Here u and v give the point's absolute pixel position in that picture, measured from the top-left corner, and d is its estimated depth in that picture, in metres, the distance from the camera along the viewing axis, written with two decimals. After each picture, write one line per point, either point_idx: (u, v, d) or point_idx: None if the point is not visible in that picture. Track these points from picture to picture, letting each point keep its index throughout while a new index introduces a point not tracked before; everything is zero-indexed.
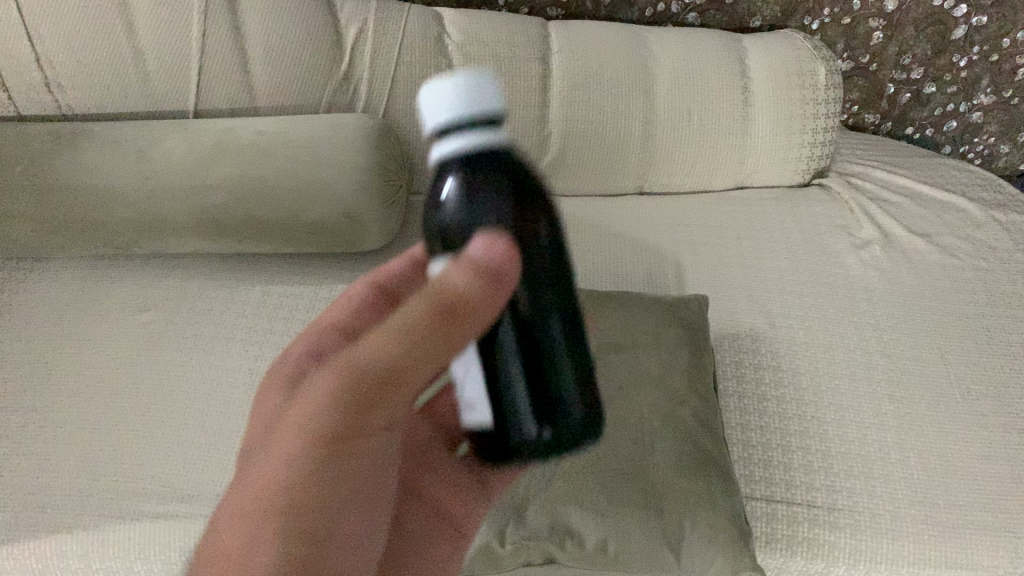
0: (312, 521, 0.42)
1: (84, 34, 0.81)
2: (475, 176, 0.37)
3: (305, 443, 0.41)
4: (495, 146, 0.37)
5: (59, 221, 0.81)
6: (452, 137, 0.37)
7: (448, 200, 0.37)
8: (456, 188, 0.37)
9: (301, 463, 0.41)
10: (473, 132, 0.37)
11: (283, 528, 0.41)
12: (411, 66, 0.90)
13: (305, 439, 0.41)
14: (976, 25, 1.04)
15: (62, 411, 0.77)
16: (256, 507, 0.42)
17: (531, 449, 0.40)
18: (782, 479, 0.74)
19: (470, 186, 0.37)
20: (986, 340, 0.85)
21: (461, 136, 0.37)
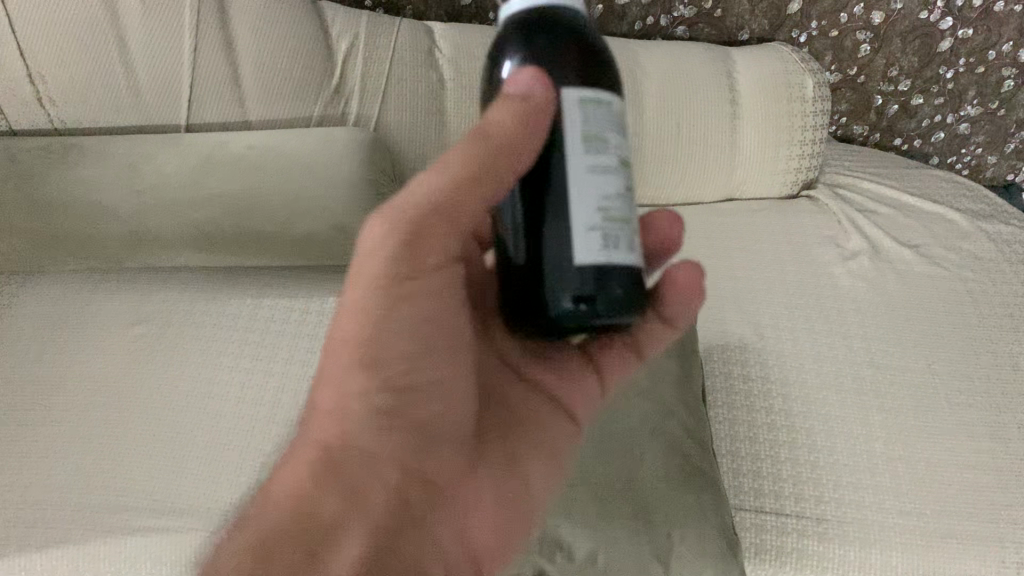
0: (391, 371, 0.46)
1: (75, 49, 0.81)
2: (535, 40, 0.39)
3: (379, 288, 0.44)
4: (555, 14, 0.40)
5: (50, 236, 0.81)
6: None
7: (510, 69, 0.40)
8: (517, 56, 0.40)
9: (376, 312, 0.45)
10: None
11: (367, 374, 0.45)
12: (402, 81, 0.93)
13: (379, 284, 0.44)
14: (962, 38, 1.06)
15: (52, 427, 0.77)
16: (346, 355, 0.45)
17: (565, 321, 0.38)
18: (771, 489, 0.75)
19: (529, 51, 0.39)
20: (973, 351, 0.86)
21: None
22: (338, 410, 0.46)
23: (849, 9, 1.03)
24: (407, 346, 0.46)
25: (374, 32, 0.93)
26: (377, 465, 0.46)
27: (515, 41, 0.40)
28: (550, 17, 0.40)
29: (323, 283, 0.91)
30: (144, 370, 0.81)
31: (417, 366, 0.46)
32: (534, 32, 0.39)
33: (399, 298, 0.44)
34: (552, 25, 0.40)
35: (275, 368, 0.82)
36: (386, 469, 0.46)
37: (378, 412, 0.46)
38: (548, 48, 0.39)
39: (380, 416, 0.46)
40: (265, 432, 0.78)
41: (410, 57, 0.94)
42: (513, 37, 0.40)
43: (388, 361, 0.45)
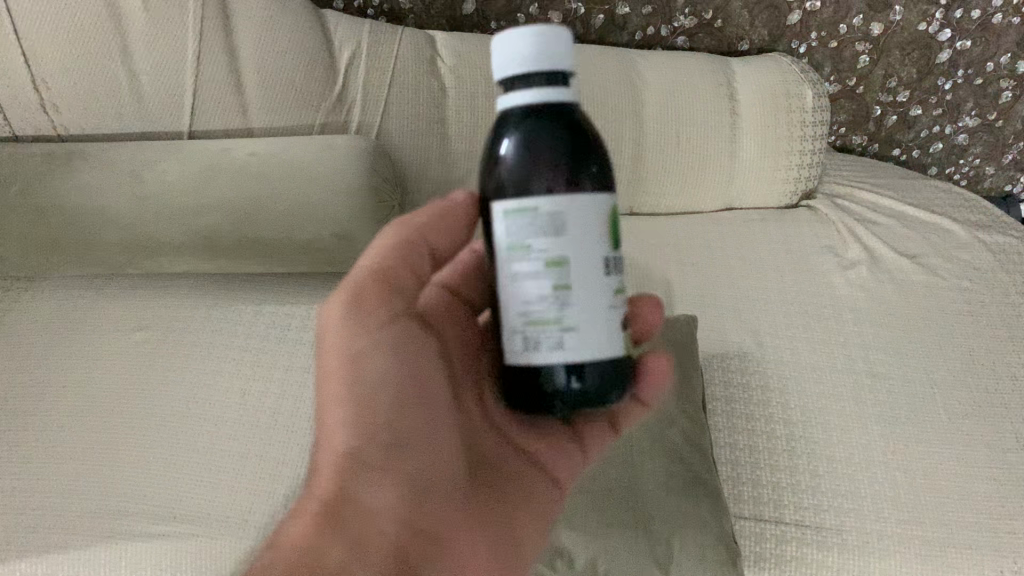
0: (374, 421, 0.46)
1: (79, 56, 0.81)
2: (532, 139, 0.39)
3: (349, 352, 0.46)
4: (553, 114, 0.40)
5: (54, 242, 0.82)
6: (519, 90, 0.40)
7: (505, 158, 0.40)
8: (514, 146, 0.39)
9: (352, 368, 0.46)
10: (536, 90, 0.40)
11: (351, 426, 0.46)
12: (404, 90, 0.93)
13: (348, 348, 0.46)
14: (960, 49, 1.06)
15: (53, 432, 0.78)
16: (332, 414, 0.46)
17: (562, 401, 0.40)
18: (770, 498, 0.76)
19: (527, 148, 0.39)
20: (971, 360, 0.86)
21: (530, 90, 0.40)
22: (330, 468, 0.46)
23: (848, 19, 1.04)
24: (384, 399, 0.46)
25: (377, 41, 0.93)
26: (374, 515, 0.46)
27: (517, 129, 0.40)
28: (551, 112, 0.40)
29: (325, 289, 0.91)
30: (145, 375, 0.81)
31: (398, 417, 0.47)
32: (538, 123, 0.39)
33: (368, 356, 0.46)
34: (555, 119, 0.40)
35: (277, 374, 0.83)
36: (382, 519, 0.46)
37: (368, 466, 0.46)
38: (543, 146, 0.39)
39: (372, 471, 0.46)
40: (267, 438, 0.78)
41: (412, 66, 0.94)
42: (515, 125, 0.40)
43: (367, 417, 0.46)
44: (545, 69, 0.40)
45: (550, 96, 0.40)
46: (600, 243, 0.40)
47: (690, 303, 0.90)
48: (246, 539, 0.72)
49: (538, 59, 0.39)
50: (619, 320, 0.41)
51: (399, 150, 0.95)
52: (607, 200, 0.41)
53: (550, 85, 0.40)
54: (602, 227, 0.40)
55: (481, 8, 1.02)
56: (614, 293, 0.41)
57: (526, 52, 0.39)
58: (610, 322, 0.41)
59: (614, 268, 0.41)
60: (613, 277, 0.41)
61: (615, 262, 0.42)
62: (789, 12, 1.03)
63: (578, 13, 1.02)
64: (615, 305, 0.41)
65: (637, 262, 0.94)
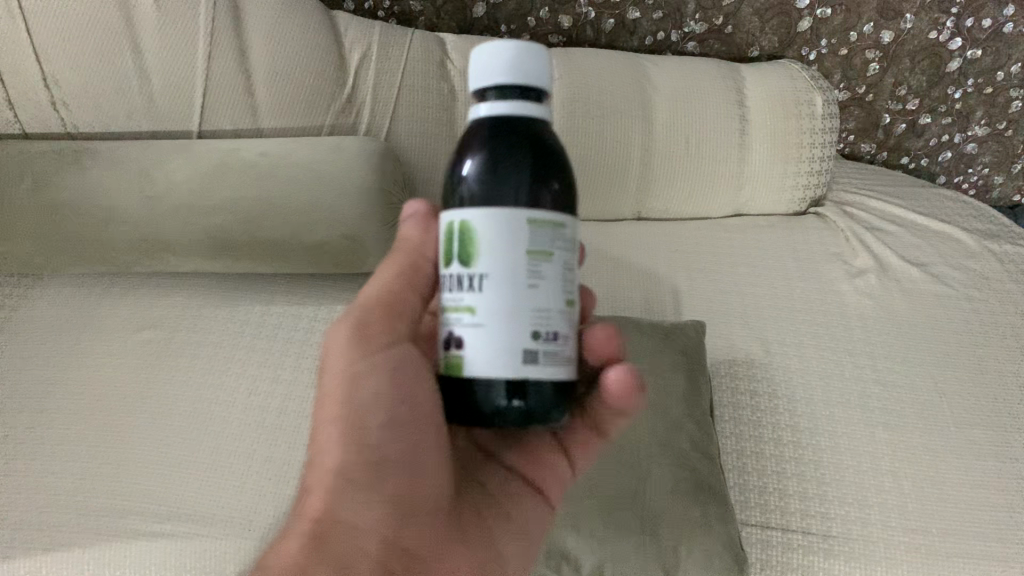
0: (361, 437, 0.47)
1: (90, 54, 0.82)
2: (497, 153, 0.39)
3: (342, 368, 0.48)
4: (520, 124, 0.39)
5: (63, 239, 0.82)
6: (492, 102, 0.40)
7: (468, 175, 0.39)
8: (477, 164, 0.39)
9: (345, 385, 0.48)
10: (508, 102, 0.40)
11: (342, 440, 0.48)
12: (414, 92, 0.93)
13: (342, 365, 0.48)
14: (970, 59, 1.06)
15: (59, 429, 0.78)
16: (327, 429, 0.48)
17: (501, 422, 0.38)
18: (777, 505, 0.76)
19: (493, 162, 0.39)
20: (979, 370, 0.86)
21: (499, 103, 0.40)
22: (322, 483, 0.48)
23: (858, 27, 1.04)
24: (374, 420, 0.48)
25: (386, 42, 0.93)
26: (361, 536, 0.47)
27: (477, 142, 0.39)
28: (514, 123, 0.39)
29: (331, 290, 0.91)
30: (151, 374, 0.81)
31: (385, 438, 0.48)
32: (498, 136, 0.39)
33: (365, 376, 0.48)
34: (516, 131, 0.39)
35: (283, 375, 0.83)
36: (370, 540, 0.47)
37: (355, 484, 0.47)
38: (509, 157, 0.39)
39: (358, 489, 0.47)
40: (273, 439, 0.78)
41: (422, 67, 0.94)
42: (475, 139, 0.39)
43: (357, 433, 0.47)
44: (515, 83, 0.40)
45: (519, 111, 0.40)
46: (439, 260, 0.42)
47: (698, 310, 0.90)
48: (251, 540, 0.72)
49: (511, 73, 0.40)
50: (446, 340, 0.40)
51: (407, 152, 0.95)
52: (448, 213, 0.40)
53: (517, 99, 0.40)
54: (440, 243, 0.41)
55: (491, 11, 1.01)
56: (444, 313, 0.41)
57: (501, 67, 0.40)
58: (439, 341, 0.41)
59: (449, 285, 0.40)
60: (448, 296, 0.40)
61: (448, 278, 0.40)
62: (799, 20, 1.03)
63: (588, 17, 1.02)
64: (444, 324, 0.41)
65: (644, 267, 0.94)
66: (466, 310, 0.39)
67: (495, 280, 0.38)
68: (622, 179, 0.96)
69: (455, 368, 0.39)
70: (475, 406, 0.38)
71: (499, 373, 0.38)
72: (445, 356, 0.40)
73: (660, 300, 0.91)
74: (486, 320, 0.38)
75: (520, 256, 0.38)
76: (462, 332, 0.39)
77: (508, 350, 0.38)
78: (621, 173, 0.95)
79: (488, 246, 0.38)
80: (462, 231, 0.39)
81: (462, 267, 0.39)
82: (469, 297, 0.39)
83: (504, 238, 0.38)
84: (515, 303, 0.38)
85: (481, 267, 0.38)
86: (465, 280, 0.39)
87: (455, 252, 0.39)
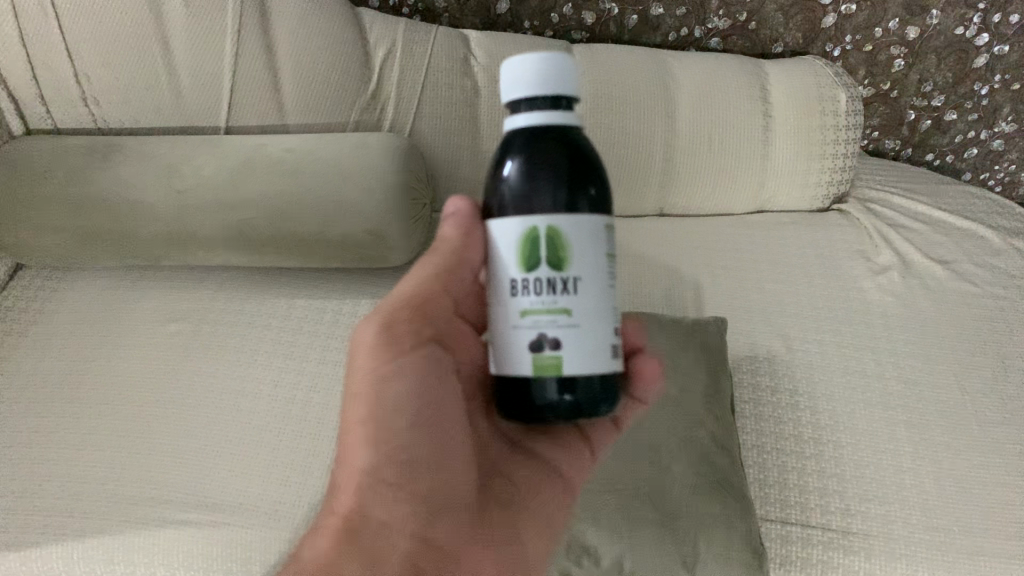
0: (388, 437, 0.50)
1: (120, 50, 0.83)
2: (537, 157, 0.43)
3: (368, 372, 0.51)
4: (556, 131, 0.43)
5: (92, 232, 0.84)
6: (524, 112, 0.44)
7: (510, 176, 0.43)
8: (518, 166, 0.43)
9: (371, 388, 0.50)
10: (540, 111, 0.43)
11: (369, 440, 0.50)
12: (437, 87, 0.94)
13: (368, 369, 0.51)
14: (997, 54, 1.05)
15: (90, 418, 0.79)
16: (354, 432, 0.50)
17: (554, 413, 0.43)
18: (797, 501, 0.76)
19: (533, 165, 0.42)
20: (1002, 368, 0.85)
21: (532, 112, 0.43)
22: (352, 483, 0.49)
23: (884, 23, 1.03)
24: (404, 420, 0.50)
25: (411, 39, 0.94)
26: (389, 532, 0.49)
27: (518, 147, 0.43)
28: (550, 131, 0.43)
29: (356, 284, 0.92)
30: (179, 366, 0.82)
31: (415, 437, 0.51)
32: (537, 143, 0.43)
33: (391, 378, 0.51)
34: (553, 137, 0.43)
35: (307, 368, 0.84)
36: (399, 535, 0.50)
37: (382, 483, 0.50)
38: (548, 161, 0.42)
39: (388, 487, 0.50)
40: (297, 430, 0.79)
41: (446, 63, 0.95)
42: (516, 144, 0.43)
43: (386, 433, 0.50)
44: (546, 95, 0.43)
45: (553, 118, 0.43)
46: (505, 265, 0.44)
47: (719, 307, 0.90)
48: (276, 530, 0.73)
49: (539, 87, 0.43)
50: (533, 342, 0.43)
51: (431, 148, 0.96)
52: (523, 219, 0.43)
53: (551, 109, 0.43)
54: (507, 247, 0.44)
55: (515, 8, 1.02)
56: (524, 316, 0.43)
57: (533, 79, 0.43)
58: (516, 344, 0.43)
59: (531, 289, 0.43)
60: (531, 299, 0.43)
61: (533, 282, 0.43)
62: (823, 15, 1.02)
63: (612, 13, 1.02)
64: (526, 325, 0.43)
65: (665, 263, 0.94)
66: (561, 311, 0.43)
67: (586, 282, 0.43)
68: (644, 175, 0.96)
69: (552, 367, 0.43)
70: (572, 398, 0.43)
71: (596, 366, 0.43)
72: (535, 357, 0.43)
73: (682, 295, 0.91)
74: (583, 320, 0.43)
75: (602, 261, 0.44)
76: (559, 333, 0.43)
77: (599, 346, 0.43)
78: (643, 168, 0.96)
79: (580, 253, 0.43)
80: (552, 236, 0.42)
81: (554, 270, 0.43)
82: (563, 299, 0.43)
83: (590, 243, 0.43)
84: (601, 304, 0.44)
85: (575, 271, 0.43)
86: (557, 284, 0.43)
87: (546, 257, 0.43)
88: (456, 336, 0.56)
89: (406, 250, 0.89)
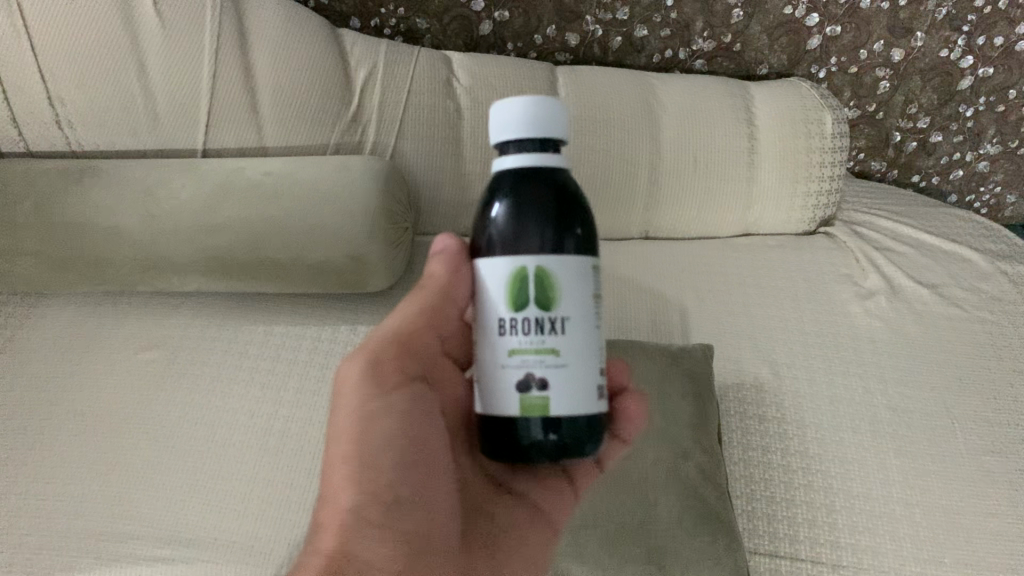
0: (374, 476, 0.48)
1: (93, 72, 0.83)
2: (526, 195, 0.41)
3: (353, 408, 0.49)
4: (546, 172, 0.42)
5: (66, 256, 0.82)
6: (513, 154, 0.42)
7: (498, 216, 0.42)
8: (507, 207, 0.41)
9: (357, 425, 0.48)
10: (531, 153, 0.42)
11: (356, 480, 0.47)
12: (420, 108, 0.93)
13: (353, 404, 0.49)
14: (982, 77, 1.05)
15: (59, 450, 0.77)
16: (338, 469, 0.48)
17: (539, 453, 0.41)
18: (786, 534, 0.73)
19: (520, 205, 0.41)
20: (992, 393, 0.83)
21: (521, 154, 0.42)
22: (336, 522, 0.47)
23: (868, 45, 1.02)
24: (389, 459, 0.49)
25: (393, 60, 0.93)
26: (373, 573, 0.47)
27: (506, 188, 0.42)
28: (539, 174, 0.42)
29: (333, 311, 0.89)
30: (153, 395, 0.80)
31: (399, 476, 0.49)
32: (526, 185, 0.42)
33: (377, 415, 0.49)
34: (543, 178, 0.42)
35: (285, 398, 0.82)
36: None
37: (369, 522, 0.47)
38: (537, 201, 0.41)
39: (373, 527, 0.47)
40: (274, 465, 0.77)
41: (428, 85, 0.93)
42: (504, 185, 0.42)
43: (371, 472, 0.48)
44: (536, 136, 0.42)
45: (541, 161, 0.42)
46: (494, 304, 0.42)
47: (706, 332, 0.87)
48: (253, 566, 0.71)
49: (528, 129, 0.42)
50: (521, 382, 0.41)
51: (414, 171, 0.94)
52: (511, 259, 0.41)
53: (541, 151, 0.42)
54: (495, 286, 0.42)
55: (497, 29, 1.00)
56: (511, 355, 0.42)
57: (522, 121, 0.42)
58: (503, 384, 0.42)
59: (519, 329, 0.42)
60: (519, 339, 0.42)
61: (522, 322, 0.41)
62: (809, 37, 1.01)
63: (596, 35, 1.01)
64: (514, 364, 0.41)
65: (649, 288, 0.91)
66: (549, 351, 0.41)
67: (574, 323, 0.42)
68: (629, 197, 0.95)
69: (539, 407, 0.41)
70: (558, 437, 0.41)
71: (582, 407, 0.41)
72: (522, 397, 0.41)
73: (667, 319, 0.89)
74: (570, 360, 0.41)
75: (589, 302, 0.43)
76: (547, 373, 0.41)
77: (587, 387, 0.42)
78: (628, 190, 0.95)
79: (569, 293, 0.42)
80: (541, 277, 0.41)
81: (542, 311, 0.41)
82: (551, 339, 0.41)
83: (578, 282, 0.42)
84: (589, 345, 0.42)
85: (564, 311, 0.41)
86: (545, 324, 0.41)
87: (535, 296, 0.41)
88: (441, 374, 0.55)
89: (386, 277, 0.88)
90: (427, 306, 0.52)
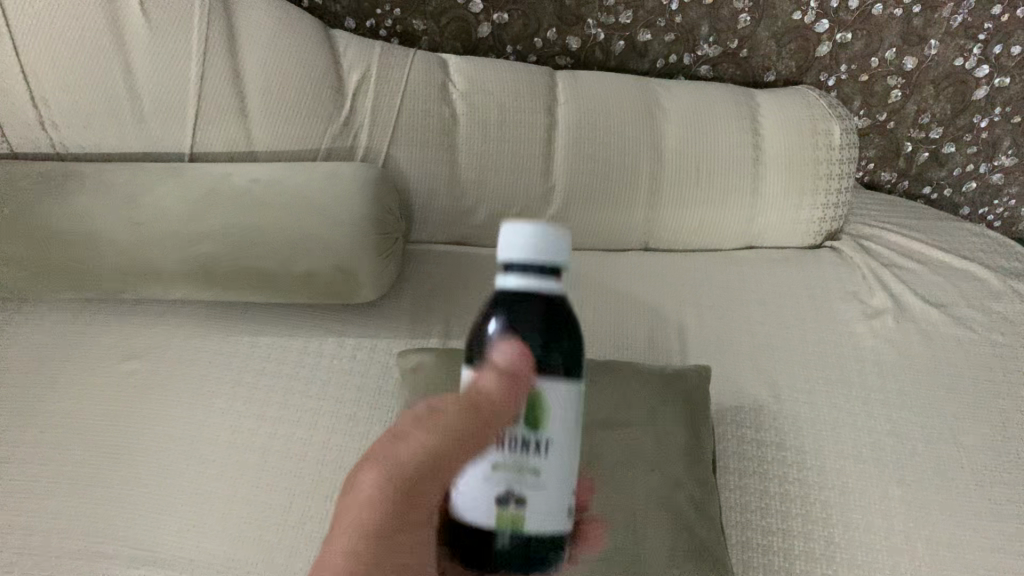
0: None
1: (78, 73, 0.81)
2: (517, 314, 0.42)
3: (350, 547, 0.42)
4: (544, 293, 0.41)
5: (46, 262, 0.80)
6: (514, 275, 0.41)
7: (491, 332, 0.42)
8: (499, 325, 0.42)
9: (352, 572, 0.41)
10: (532, 276, 0.41)
11: None
12: (414, 112, 0.89)
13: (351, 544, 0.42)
14: (998, 86, 1.01)
15: (35, 463, 0.75)
16: None
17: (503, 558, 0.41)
18: (782, 567, 0.68)
19: (511, 325, 0.42)
20: (1001, 420, 0.80)
21: (523, 276, 0.41)
22: None
23: (880, 53, 0.98)
24: None
25: (387, 63, 0.90)
26: None
27: (500, 304, 0.42)
28: (536, 295, 0.41)
29: (323, 323, 0.87)
30: (134, 407, 0.78)
31: None
32: (520, 305, 0.42)
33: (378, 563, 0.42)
34: (538, 300, 0.41)
35: (269, 413, 0.79)
36: None
37: None
38: (525, 322, 0.42)
39: None
40: (251, 484, 0.74)
41: (423, 88, 0.90)
42: (500, 302, 0.42)
43: None
44: (540, 261, 0.41)
45: (542, 286, 0.41)
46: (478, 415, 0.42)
47: (705, 351, 0.84)
48: None
49: (532, 255, 0.40)
50: (495, 497, 0.40)
51: (406, 178, 0.91)
52: (500, 375, 0.41)
53: (545, 276, 0.41)
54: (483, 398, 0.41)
55: (497, 32, 0.98)
56: (489, 468, 0.41)
57: (525, 244, 0.40)
58: (477, 496, 0.41)
59: (501, 442, 0.41)
60: (498, 452, 0.41)
61: (504, 436, 0.41)
62: (818, 44, 0.98)
63: (597, 39, 0.98)
64: (491, 477, 0.41)
65: (647, 303, 0.88)
66: (528, 470, 0.40)
67: (557, 446, 0.41)
68: (628, 206, 0.93)
69: (510, 522, 0.40)
70: (523, 549, 0.41)
71: (557, 526, 0.41)
72: (495, 510, 0.40)
73: (665, 336, 0.85)
74: (549, 482, 0.40)
75: (576, 426, 0.42)
76: (522, 491, 0.40)
77: (562, 508, 0.41)
78: (627, 199, 0.93)
79: (556, 414, 0.41)
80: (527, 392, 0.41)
81: (526, 429, 0.40)
82: (532, 459, 0.40)
83: (566, 405, 0.41)
84: (570, 468, 0.41)
85: (548, 433, 0.40)
86: (529, 443, 0.40)
87: (520, 410, 0.40)
88: None
89: (378, 287, 0.85)
90: (481, 407, 0.41)
